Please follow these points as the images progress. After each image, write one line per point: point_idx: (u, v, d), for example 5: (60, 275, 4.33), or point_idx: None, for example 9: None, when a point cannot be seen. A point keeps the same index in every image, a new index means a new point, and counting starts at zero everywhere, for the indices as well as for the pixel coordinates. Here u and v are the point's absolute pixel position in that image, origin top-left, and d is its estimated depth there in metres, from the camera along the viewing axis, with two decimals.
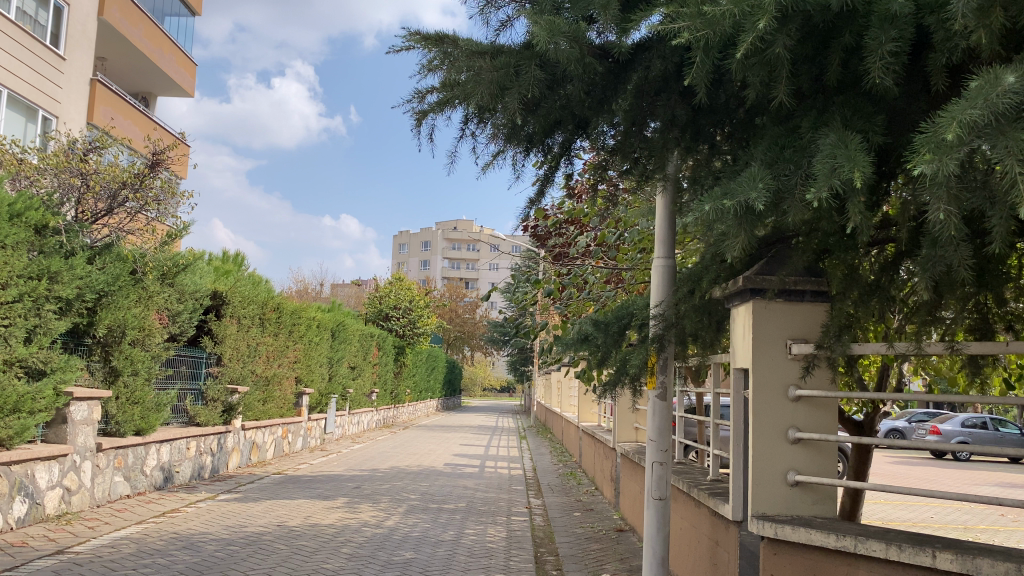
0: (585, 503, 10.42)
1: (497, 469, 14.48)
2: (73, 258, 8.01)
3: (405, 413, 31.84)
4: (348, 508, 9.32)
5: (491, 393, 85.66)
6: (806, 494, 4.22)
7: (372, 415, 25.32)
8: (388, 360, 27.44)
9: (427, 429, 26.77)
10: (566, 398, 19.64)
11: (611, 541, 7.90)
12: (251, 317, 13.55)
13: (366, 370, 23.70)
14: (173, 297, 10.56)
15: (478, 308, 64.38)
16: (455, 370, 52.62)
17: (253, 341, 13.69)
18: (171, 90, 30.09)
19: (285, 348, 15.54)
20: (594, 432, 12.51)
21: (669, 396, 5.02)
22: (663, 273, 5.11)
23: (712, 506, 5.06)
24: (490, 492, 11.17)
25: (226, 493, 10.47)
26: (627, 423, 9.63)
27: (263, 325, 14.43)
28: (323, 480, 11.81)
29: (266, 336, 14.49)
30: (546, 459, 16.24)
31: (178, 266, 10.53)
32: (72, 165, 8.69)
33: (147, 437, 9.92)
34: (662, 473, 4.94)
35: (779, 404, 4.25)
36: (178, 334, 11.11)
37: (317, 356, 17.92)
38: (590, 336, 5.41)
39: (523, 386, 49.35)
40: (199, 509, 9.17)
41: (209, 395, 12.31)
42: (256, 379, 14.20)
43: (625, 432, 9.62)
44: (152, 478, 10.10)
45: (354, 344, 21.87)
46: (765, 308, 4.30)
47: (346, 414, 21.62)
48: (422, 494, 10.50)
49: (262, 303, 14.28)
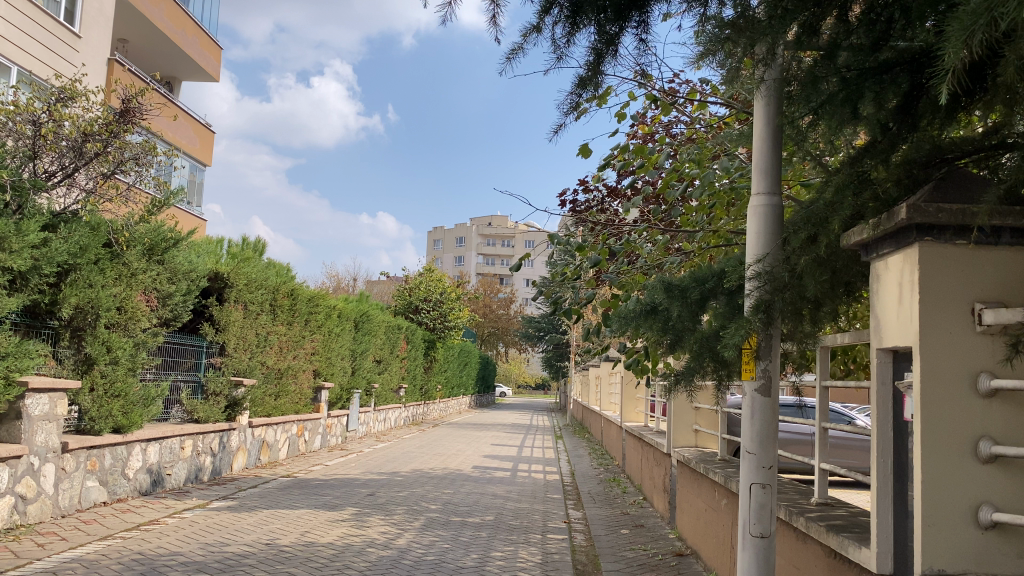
0: (633, 517, 8.95)
1: (530, 473, 13.05)
2: (25, 223, 6.73)
3: (435, 410, 30.56)
4: (356, 523, 7.94)
5: (526, 390, 84.26)
6: (1004, 541, 2.73)
7: (400, 412, 24.06)
8: (418, 355, 26.20)
9: (458, 427, 25.46)
10: (607, 395, 18.18)
11: (671, 570, 6.42)
12: (260, 304, 12.32)
13: (393, 364, 22.42)
14: (163, 275, 9.31)
15: (513, 304, 62.98)
16: (489, 367, 51.31)
17: (262, 330, 12.42)
18: (196, 75, 29.15)
19: (300, 338, 14.24)
20: (640, 433, 11.04)
21: (774, 390, 3.50)
22: (764, 214, 3.62)
23: (832, 547, 3.57)
24: (523, 502, 9.74)
25: (221, 499, 9.17)
26: (685, 426, 8.11)
27: (275, 313, 13.14)
28: (334, 485, 10.48)
29: (278, 325, 13.20)
30: (585, 462, 14.76)
31: (167, 242, 9.26)
32: (24, 112, 7.36)
33: (128, 436, 8.64)
34: (765, 500, 3.45)
35: (961, 402, 2.76)
36: (171, 319, 9.88)
37: (338, 348, 16.64)
38: (662, 305, 3.96)
39: (559, 384, 47.89)
40: (183, 519, 7.87)
41: (210, 389, 11.08)
42: (266, 371, 12.92)
43: (681, 436, 8.11)
44: (136, 482, 8.85)
45: (380, 337, 20.59)
46: (939, 254, 2.81)
47: (371, 411, 20.35)
48: (445, 505, 9.11)
49: (274, 288, 13.00)
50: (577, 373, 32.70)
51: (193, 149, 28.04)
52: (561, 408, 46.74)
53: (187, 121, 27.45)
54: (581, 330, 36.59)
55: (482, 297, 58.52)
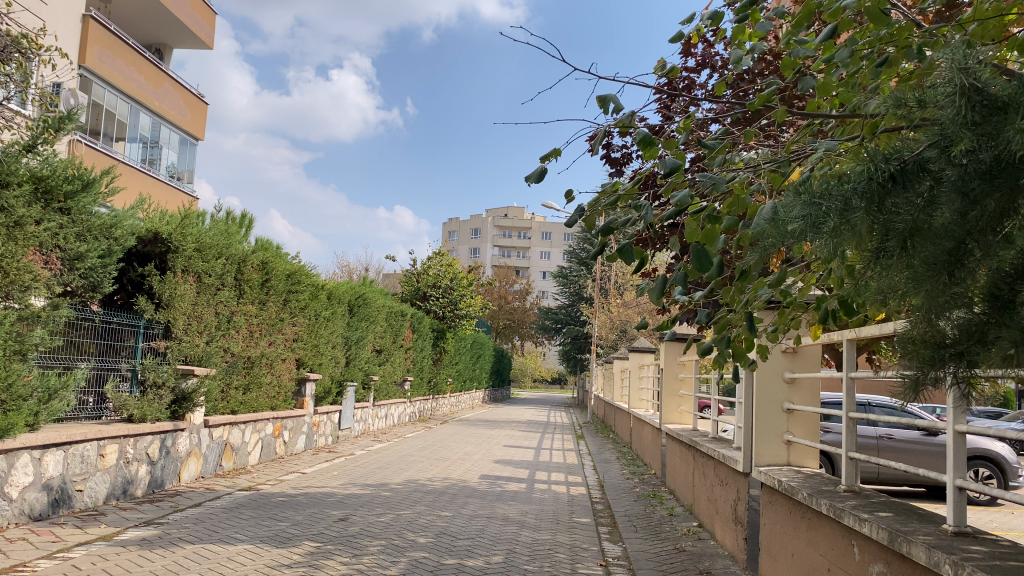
0: (692, 556, 6.61)
1: (551, 484, 10.72)
2: None
3: (444, 405, 28.27)
4: (308, 569, 5.61)
5: (543, 384, 82.03)
6: None
7: (404, 408, 21.84)
8: (426, 345, 23.96)
9: (468, 424, 23.22)
10: (639, 391, 15.84)
11: None
12: (220, 276, 10.10)
13: (396, 354, 20.18)
14: (68, 229, 7.05)
15: (529, 294, 60.64)
16: (504, 360, 49.04)
17: (222, 308, 10.20)
18: (188, 42, 26.98)
19: (276, 321, 11.98)
20: (692, 441, 8.72)
21: None
22: None
23: None
24: (543, 532, 7.43)
25: (143, 526, 6.90)
26: (773, 436, 5.78)
27: (241, 290, 10.86)
28: (301, 503, 8.24)
29: (246, 304, 10.93)
30: (615, 471, 12.42)
31: (67, 182, 6.95)
32: None
33: (9, 443, 6.38)
34: None
35: None
36: (90, 287, 7.67)
37: (327, 335, 14.37)
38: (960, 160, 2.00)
39: (577, 377, 45.60)
40: (63, 562, 5.57)
41: (148, 380, 8.84)
42: (231, 361, 10.67)
43: (768, 450, 5.77)
44: (24, 504, 6.60)
45: (381, 323, 18.32)
46: None
47: (370, 407, 18.07)
48: (438, 537, 6.82)
49: (241, 258, 10.74)
50: (599, 366, 30.32)
51: (183, 121, 25.92)
52: (580, 403, 44.41)
53: (176, 91, 25.35)
54: (602, 321, 34.16)
55: (497, 288, 56.29)
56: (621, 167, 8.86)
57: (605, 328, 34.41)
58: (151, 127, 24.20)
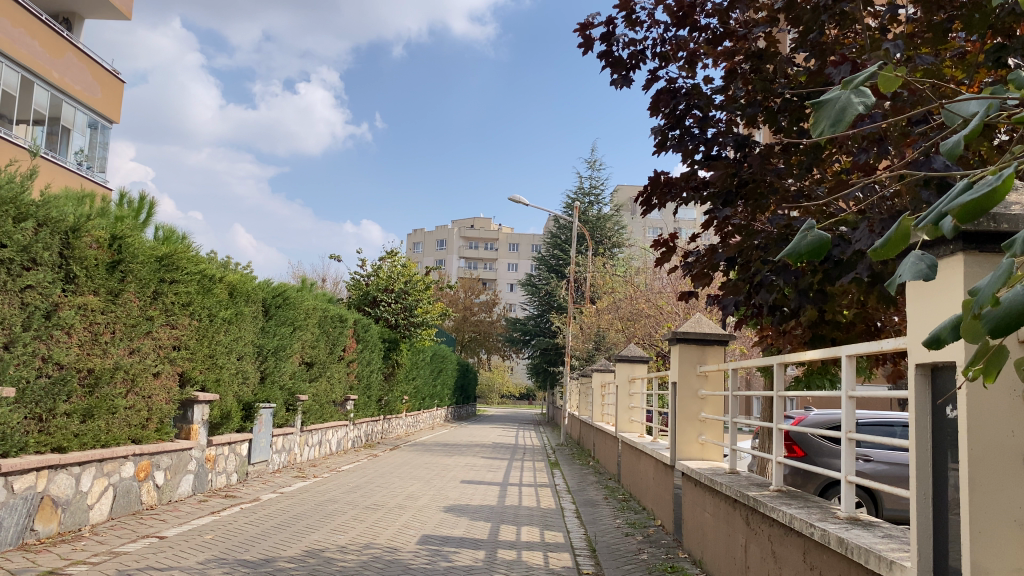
0: None
1: (521, 549, 7.47)
2: None
3: (398, 426, 25.01)
4: None
5: (511, 401, 78.93)
6: None
7: (346, 431, 18.53)
8: (374, 358, 20.63)
9: (423, 450, 19.92)
10: (629, 411, 12.72)
11: None
12: (21, 249, 6.75)
13: (334, 368, 16.87)
14: None
15: (495, 306, 57.43)
16: (468, 376, 45.77)
17: (32, 298, 6.89)
18: (103, 13, 23.58)
19: (138, 321, 8.65)
20: (740, 494, 5.58)
21: None
22: None
23: None
24: None
25: None
26: (1009, 523, 2.66)
27: (71, 275, 7.55)
28: None
29: (80, 294, 7.63)
30: (607, 519, 9.25)
31: None
32: None
33: None
34: None
35: None
36: None
37: (227, 343, 11.03)
38: None
39: (547, 394, 42.49)
40: None
41: None
42: (55, 376, 7.37)
43: (1002, 558, 2.65)
44: None
45: (312, 330, 15.00)
46: None
47: (297, 433, 14.70)
48: None
49: (72, 225, 7.42)
50: (572, 382, 27.20)
51: (92, 100, 22.41)
52: (550, 422, 41.23)
53: (83, 63, 21.80)
54: (575, 330, 31.09)
55: (460, 297, 52.95)
56: (626, 72, 5.81)
57: (578, 339, 31.34)
58: (49, 104, 20.58)
